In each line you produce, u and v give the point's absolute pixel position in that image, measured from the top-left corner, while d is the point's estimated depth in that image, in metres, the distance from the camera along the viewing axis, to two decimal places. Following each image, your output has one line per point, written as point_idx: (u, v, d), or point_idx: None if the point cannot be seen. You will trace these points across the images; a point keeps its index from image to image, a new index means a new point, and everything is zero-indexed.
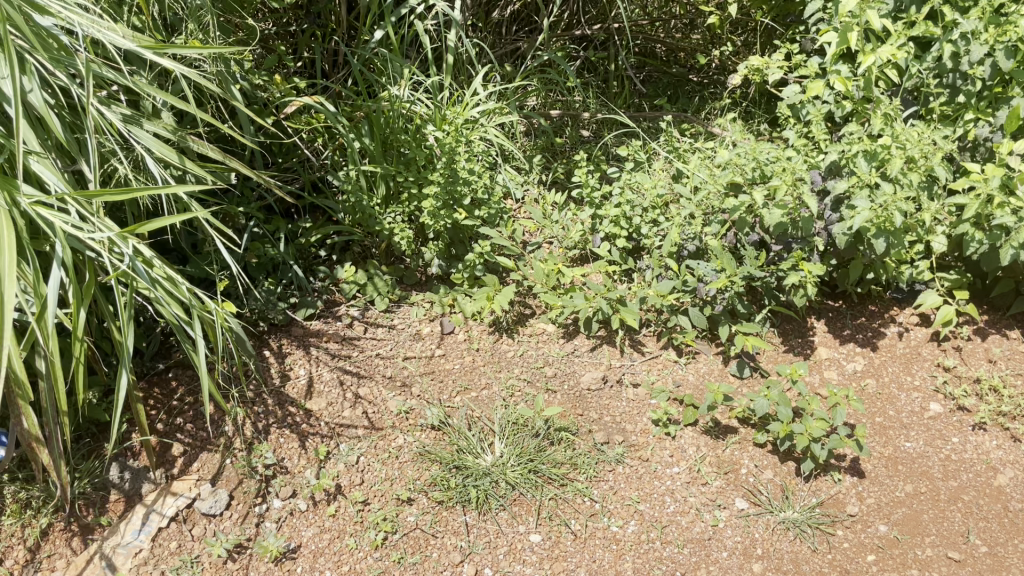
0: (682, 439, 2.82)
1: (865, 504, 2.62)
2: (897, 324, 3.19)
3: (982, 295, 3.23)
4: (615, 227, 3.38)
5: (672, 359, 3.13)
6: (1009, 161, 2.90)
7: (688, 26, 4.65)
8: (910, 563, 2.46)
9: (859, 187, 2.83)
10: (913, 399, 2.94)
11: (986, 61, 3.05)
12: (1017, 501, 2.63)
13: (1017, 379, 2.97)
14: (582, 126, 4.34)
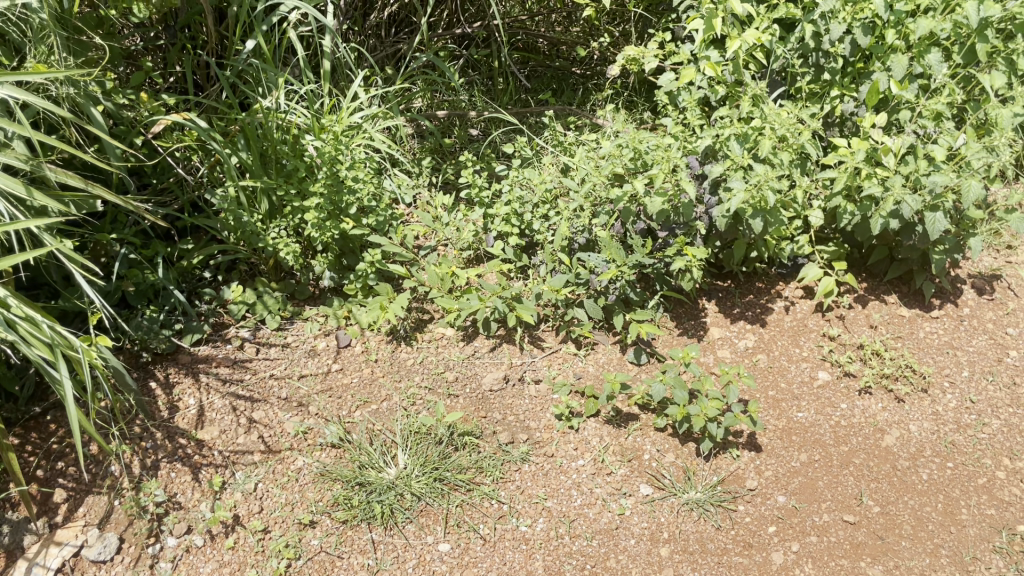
0: (585, 431, 2.84)
1: (763, 477, 2.69)
2: (783, 299, 3.29)
3: (860, 264, 3.36)
4: (507, 225, 3.37)
5: (572, 352, 3.14)
6: (872, 134, 3.01)
7: (566, 19, 4.64)
8: (808, 530, 2.54)
9: (734, 169, 2.91)
10: (802, 369, 3.03)
11: (846, 39, 3.18)
12: (904, 459, 2.74)
13: (897, 342, 3.10)
14: (470, 125, 4.31)
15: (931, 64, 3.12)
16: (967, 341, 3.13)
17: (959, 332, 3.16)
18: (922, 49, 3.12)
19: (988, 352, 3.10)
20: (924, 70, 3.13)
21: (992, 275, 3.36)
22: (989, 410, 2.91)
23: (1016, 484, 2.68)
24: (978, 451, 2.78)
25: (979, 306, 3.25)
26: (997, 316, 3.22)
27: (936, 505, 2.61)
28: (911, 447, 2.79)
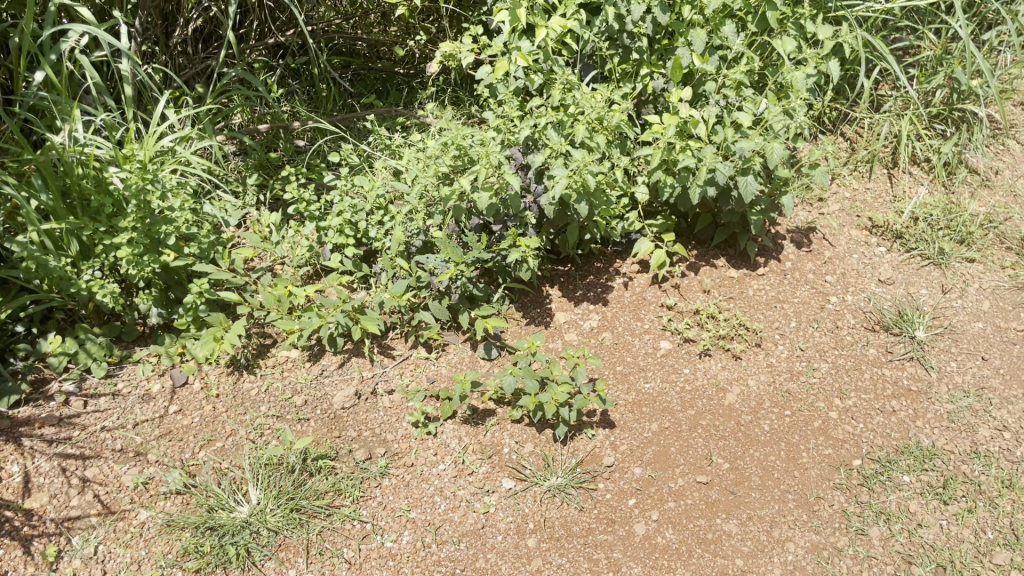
0: (443, 435, 2.81)
1: (619, 452, 2.76)
2: (622, 275, 3.38)
3: (688, 233, 3.49)
4: (342, 236, 3.28)
5: (423, 356, 3.10)
6: (679, 108, 3.13)
7: (380, 19, 4.46)
8: (666, 497, 2.63)
9: (555, 157, 2.97)
10: (645, 341, 3.13)
11: (647, 18, 3.28)
12: (746, 414, 2.87)
13: (729, 303, 3.25)
14: (296, 136, 4.17)
15: (727, 37, 3.29)
16: (792, 293, 3.29)
17: (783, 286, 3.32)
18: (718, 22, 3.28)
19: (812, 301, 3.27)
20: (721, 42, 3.30)
21: (807, 228, 3.54)
22: (817, 355, 3.07)
23: (848, 422, 2.84)
24: (811, 396, 2.93)
25: (799, 259, 3.43)
26: (816, 266, 3.40)
27: (779, 452, 2.75)
28: (751, 401, 2.92)
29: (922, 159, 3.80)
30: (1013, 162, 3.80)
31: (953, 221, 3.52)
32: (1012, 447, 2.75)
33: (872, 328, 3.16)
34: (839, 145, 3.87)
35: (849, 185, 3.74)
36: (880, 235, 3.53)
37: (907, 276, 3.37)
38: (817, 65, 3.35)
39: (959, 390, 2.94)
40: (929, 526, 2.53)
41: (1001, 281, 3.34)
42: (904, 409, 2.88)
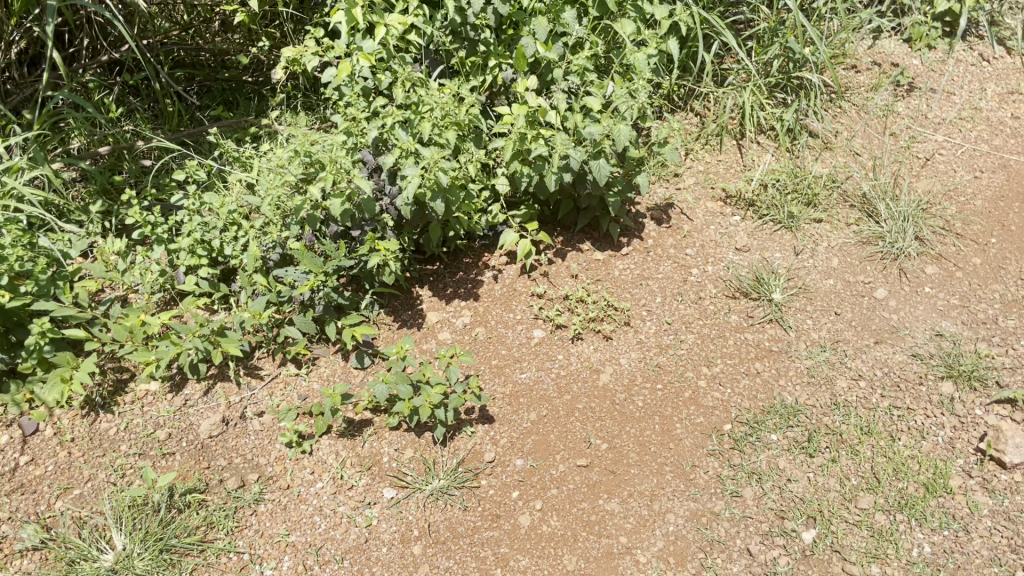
0: (319, 452, 2.74)
1: (500, 446, 2.74)
2: (491, 269, 3.35)
3: (552, 220, 3.51)
4: (194, 256, 3.13)
5: (292, 374, 2.99)
6: (526, 97, 3.14)
7: (220, 26, 4.31)
8: (549, 484, 2.64)
9: (405, 157, 2.92)
10: (518, 332, 3.12)
11: (488, 10, 3.27)
12: (620, 393, 2.91)
13: (596, 286, 3.28)
14: (142, 155, 3.96)
15: (567, 23, 3.34)
16: (655, 270, 3.35)
17: (647, 263, 3.38)
18: (557, 10, 3.34)
19: (674, 275, 3.33)
20: (562, 29, 3.33)
21: (666, 204, 3.61)
22: (683, 327, 3.14)
23: (717, 388, 2.92)
24: (681, 367, 3.00)
25: (660, 236, 3.49)
26: (676, 241, 3.46)
27: (655, 426, 2.80)
28: (624, 379, 2.97)
29: (767, 128, 3.88)
30: (851, 124, 3.86)
31: (799, 184, 3.60)
32: (868, 394, 2.82)
33: (733, 295, 3.24)
34: (689, 121, 3.94)
35: (702, 159, 3.81)
36: (733, 205, 3.60)
37: (761, 242, 3.44)
38: (657, 45, 3.42)
39: (816, 346, 3.02)
40: (797, 480, 2.60)
41: (847, 238, 3.41)
42: (767, 370, 2.96)
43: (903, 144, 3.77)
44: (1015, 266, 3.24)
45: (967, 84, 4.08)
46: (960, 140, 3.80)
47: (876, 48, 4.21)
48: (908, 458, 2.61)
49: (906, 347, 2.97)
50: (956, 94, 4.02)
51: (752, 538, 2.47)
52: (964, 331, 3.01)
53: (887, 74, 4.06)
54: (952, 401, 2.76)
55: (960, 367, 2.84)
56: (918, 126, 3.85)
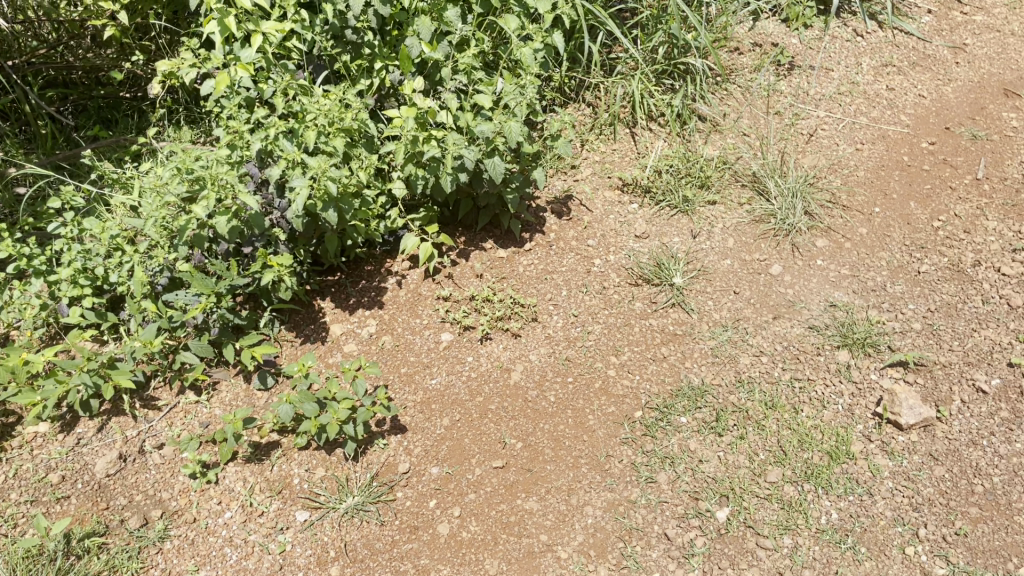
0: (226, 480, 2.65)
1: (414, 456, 2.69)
2: (395, 275, 3.25)
3: (453, 220, 3.44)
4: (76, 287, 2.97)
5: (192, 401, 2.87)
6: (414, 99, 3.08)
7: (92, 41, 4.06)
8: (466, 490, 2.60)
9: (292, 168, 2.83)
10: (426, 337, 3.04)
11: (368, 12, 3.19)
12: (532, 390, 2.88)
13: (502, 284, 3.24)
14: (14, 183, 3.74)
15: (451, 21, 3.27)
16: (559, 263, 3.33)
17: (550, 258, 3.35)
18: (440, 9, 3.27)
19: (578, 267, 3.32)
20: (445, 28, 3.28)
21: (565, 197, 3.60)
22: (589, 318, 3.13)
23: (625, 376, 2.92)
24: (589, 358, 2.99)
25: (561, 229, 3.47)
26: (577, 233, 3.46)
27: (568, 420, 2.78)
28: (535, 375, 2.93)
29: (658, 115, 3.92)
30: (738, 105, 3.94)
31: (692, 168, 3.64)
32: (769, 369, 2.89)
33: (635, 283, 3.26)
34: (582, 112, 3.94)
35: (598, 150, 3.82)
36: (630, 193, 3.62)
37: (659, 228, 3.48)
38: (542, 38, 3.40)
39: (718, 326, 3.07)
40: (709, 460, 2.63)
41: (741, 218, 3.47)
42: (672, 355, 2.99)
43: (787, 122, 3.86)
44: (898, 234, 3.33)
45: (844, 59, 4.17)
46: (841, 115, 3.88)
47: (757, 28, 4.32)
48: (811, 428, 2.68)
49: (803, 320, 3.04)
50: (834, 70, 4.11)
51: (669, 522, 2.49)
52: (855, 300, 3.09)
53: (768, 53, 4.16)
54: (848, 368, 2.85)
55: (854, 335, 2.92)
56: (799, 103, 3.94)
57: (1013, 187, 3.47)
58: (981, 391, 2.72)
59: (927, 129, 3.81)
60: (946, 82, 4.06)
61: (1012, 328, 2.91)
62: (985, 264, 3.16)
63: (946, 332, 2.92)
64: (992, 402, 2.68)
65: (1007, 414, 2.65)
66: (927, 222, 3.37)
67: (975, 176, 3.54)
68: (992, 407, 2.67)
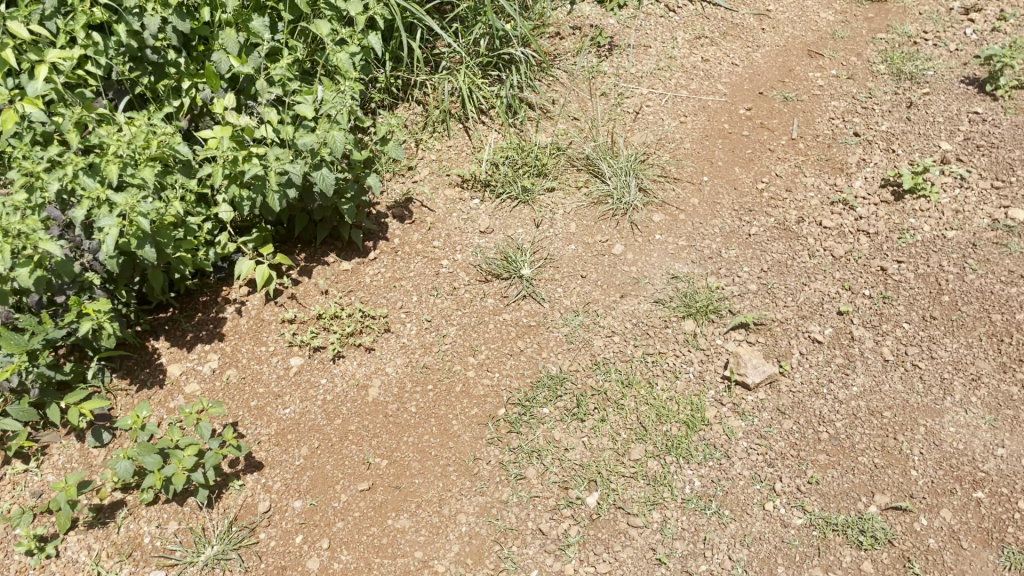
0: (68, 552, 2.44)
1: (274, 492, 2.57)
2: (233, 303, 3.06)
3: (290, 238, 3.27)
4: None
5: (21, 471, 2.63)
6: (226, 118, 2.90)
7: None
8: (333, 519, 2.50)
9: (98, 206, 2.61)
10: (274, 364, 2.90)
11: (167, 29, 2.98)
12: (392, 404, 2.79)
13: (349, 297, 3.11)
14: None
15: (258, 31, 3.10)
16: (406, 269, 3.23)
17: (396, 264, 3.25)
18: (244, 19, 3.08)
19: (426, 271, 3.23)
20: (253, 39, 3.11)
21: (405, 199, 3.49)
22: (443, 321, 3.05)
23: (485, 375, 2.87)
24: (447, 363, 2.91)
25: (405, 233, 3.37)
26: (421, 235, 3.37)
27: (432, 429, 2.71)
28: (393, 389, 2.84)
29: (488, 107, 3.88)
30: (565, 90, 3.98)
31: (527, 157, 3.62)
32: (622, 347, 2.93)
33: (485, 279, 3.21)
34: (413, 111, 3.84)
35: (433, 148, 3.73)
36: (471, 188, 3.56)
37: (503, 221, 3.44)
38: (358, 41, 3.28)
39: (570, 311, 3.08)
40: (574, 447, 2.63)
41: (580, 202, 3.50)
42: (529, 347, 2.95)
43: (613, 102, 3.93)
44: (727, 200, 3.46)
45: (659, 35, 4.28)
46: (663, 90, 3.99)
47: (574, 11, 4.38)
48: (667, 401, 2.74)
49: (648, 296, 3.11)
50: (651, 46, 4.22)
51: (542, 516, 2.47)
52: (694, 269, 3.19)
53: (587, 36, 4.22)
54: (695, 336, 2.93)
55: (697, 304, 3.01)
56: (622, 83, 4.02)
57: (824, 143, 3.67)
58: (816, 341, 2.86)
59: (743, 96, 3.96)
60: (756, 48, 4.25)
61: (837, 277, 3.08)
62: (808, 220, 3.33)
63: (780, 289, 3.06)
64: (827, 350, 2.83)
65: (842, 360, 2.80)
66: (752, 185, 3.52)
67: (790, 136, 3.72)
68: (828, 354, 2.82)
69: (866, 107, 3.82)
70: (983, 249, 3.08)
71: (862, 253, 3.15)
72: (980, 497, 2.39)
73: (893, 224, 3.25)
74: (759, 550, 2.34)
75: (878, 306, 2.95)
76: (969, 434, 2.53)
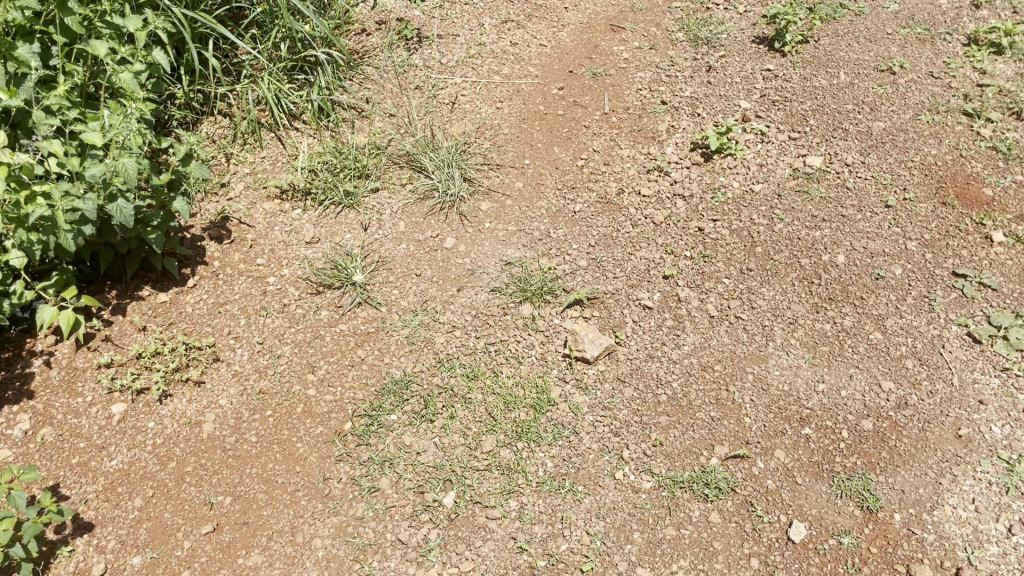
0: None
1: (109, 551, 2.38)
2: (40, 355, 2.82)
3: (97, 275, 3.04)
4: None
5: None
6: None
7: None
8: (178, 568, 2.35)
9: None
10: (95, 414, 2.69)
11: None
12: (230, 437, 2.66)
13: (171, 330, 2.93)
14: None
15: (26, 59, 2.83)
16: (230, 292, 3.08)
17: (219, 288, 3.09)
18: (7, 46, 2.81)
19: (252, 291, 3.09)
20: (21, 68, 2.85)
21: (221, 219, 3.32)
22: (276, 341, 2.93)
23: (326, 391, 2.77)
24: (284, 385, 2.80)
25: (225, 254, 3.21)
26: (243, 254, 3.21)
27: (276, 456, 2.60)
28: (229, 421, 2.70)
29: (300, 112, 3.74)
30: (377, 87, 3.90)
31: (346, 160, 3.53)
32: (464, 341, 2.90)
33: (316, 291, 3.10)
34: (220, 124, 3.66)
35: (245, 160, 3.56)
36: (291, 198, 3.42)
37: (328, 228, 3.33)
38: (142, 57, 3.08)
39: (408, 311, 3.01)
40: (426, 450, 2.59)
41: (406, 199, 3.44)
42: (369, 355, 2.88)
43: (428, 94, 3.89)
44: (550, 180, 3.50)
45: (466, 23, 4.28)
46: (475, 78, 3.98)
47: (379, 6, 4.35)
48: (513, 387, 2.74)
49: (484, 285, 3.09)
50: (459, 35, 4.21)
51: (400, 525, 2.41)
52: (526, 253, 3.20)
53: (393, 31, 4.17)
54: (534, 319, 2.95)
55: (532, 287, 3.02)
56: (434, 74, 3.99)
57: (635, 114, 3.78)
58: (647, 307, 2.95)
59: (554, 76, 4.02)
60: (561, 27, 4.32)
61: (660, 243, 3.18)
62: (628, 191, 3.42)
63: (609, 262, 3.13)
64: (658, 314, 2.93)
65: (672, 322, 2.90)
66: (572, 163, 3.57)
67: (603, 111, 3.81)
68: (659, 319, 2.91)
69: (670, 76, 3.96)
70: (788, 198, 3.26)
71: (680, 217, 3.27)
72: (808, 433, 2.53)
73: (705, 185, 3.39)
74: (614, 520, 2.38)
75: (700, 266, 3.07)
76: (792, 375, 2.68)
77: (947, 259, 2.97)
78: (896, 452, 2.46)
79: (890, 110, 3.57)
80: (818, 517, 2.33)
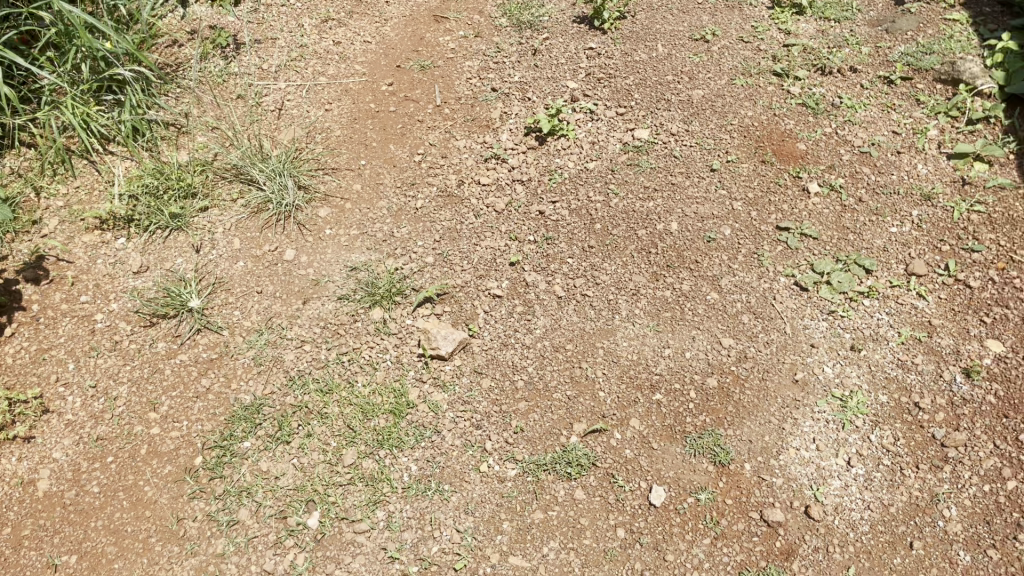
0: None
1: None
2: None
3: None
4: None
5: None
6: None
7: None
8: None
9: None
10: None
11: None
12: (69, 491, 2.49)
13: None
14: None
15: None
16: (54, 336, 2.88)
17: (41, 334, 2.88)
18: None
19: (79, 332, 2.89)
20: None
21: (36, 258, 3.09)
22: (111, 382, 2.75)
23: (172, 428, 2.63)
24: (124, 428, 2.64)
25: (44, 295, 2.99)
26: (65, 293, 3.00)
27: (123, 503, 2.45)
28: (66, 475, 2.54)
29: (113, 135, 3.53)
30: (195, 101, 3.72)
31: (168, 180, 3.35)
32: (315, 354, 2.82)
33: (151, 323, 2.93)
34: (24, 157, 3.41)
35: (57, 192, 3.33)
36: (113, 228, 3.23)
37: (157, 254, 3.15)
38: None
39: (253, 332, 2.90)
40: (285, 473, 2.50)
41: (239, 214, 3.30)
42: (215, 382, 2.75)
43: (252, 103, 3.75)
44: (388, 178, 3.45)
45: (284, 26, 4.16)
46: (300, 81, 3.87)
47: (189, 15, 4.17)
48: (369, 395, 2.69)
49: (330, 294, 3.01)
50: (277, 38, 4.08)
51: (265, 555, 2.33)
52: (371, 256, 3.14)
53: (206, 39, 4.01)
54: (385, 323, 2.90)
55: (379, 290, 2.97)
56: (257, 81, 3.85)
57: (467, 104, 3.78)
58: (496, 296, 2.97)
59: (381, 72, 3.95)
60: (384, 21, 4.25)
61: (503, 231, 3.19)
62: (467, 181, 3.41)
63: (455, 255, 3.12)
64: (507, 302, 2.95)
65: (522, 308, 2.92)
66: (409, 159, 3.53)
67: (434, 104, 3.78)
68: (508, 306, 2.93)
69: (498, 62, 3.97)
70: (620, 173, 3.34)
71: (521, 202, 3.30)
72: (659, 399, 2.62)
73: (542, 167, 3.42)
74: (483, 513, 2.39)
75: (543, 249, 3.10)
76: (639, 344, 2.76)
77: (771, 214, 3.13)
78: (740, 405, 2.58)
79: (707, 76, 3.71)
80: (675, 478, 2.42)
